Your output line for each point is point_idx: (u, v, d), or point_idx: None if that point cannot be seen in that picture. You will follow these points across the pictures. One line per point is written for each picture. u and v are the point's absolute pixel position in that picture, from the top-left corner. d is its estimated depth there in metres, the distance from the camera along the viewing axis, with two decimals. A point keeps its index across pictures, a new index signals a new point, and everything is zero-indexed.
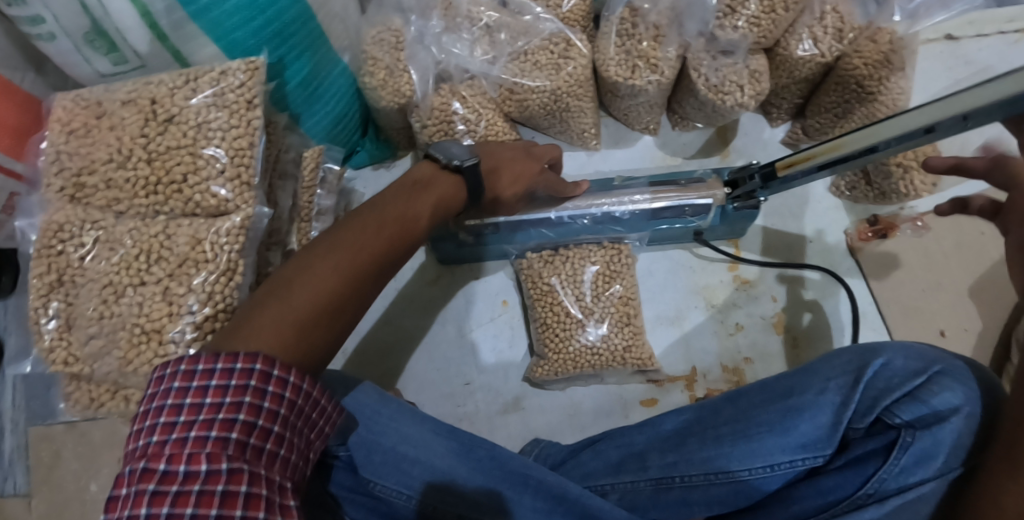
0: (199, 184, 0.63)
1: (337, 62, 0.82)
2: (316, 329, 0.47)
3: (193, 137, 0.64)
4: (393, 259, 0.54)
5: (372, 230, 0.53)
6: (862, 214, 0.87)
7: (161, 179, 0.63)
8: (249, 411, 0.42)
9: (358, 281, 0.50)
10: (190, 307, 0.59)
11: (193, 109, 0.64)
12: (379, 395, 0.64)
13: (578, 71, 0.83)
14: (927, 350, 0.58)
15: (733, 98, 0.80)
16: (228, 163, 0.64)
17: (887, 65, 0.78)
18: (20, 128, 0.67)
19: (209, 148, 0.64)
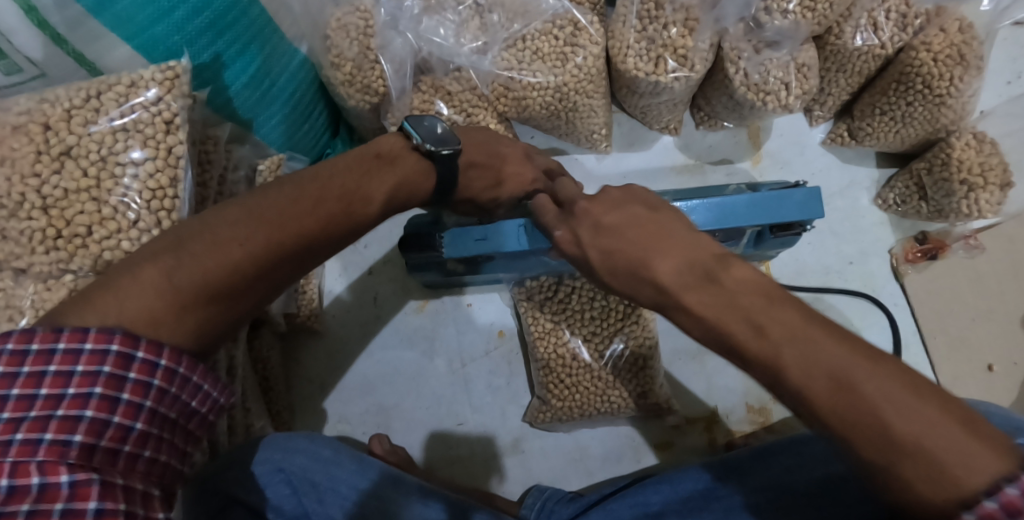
0: (110, 236, 0.50)
1: (294, 53, 0.67)
2: (208, 308, 0.37)
3: (96, 176, 0.50)
4: (327, 238, 0.44)
5: (307, 201, 0.43)
6: (909, 230, 0.77)
7: (61, 228, 0.50)
8: (99, 406, 0.33)
9: (278, 259, 0.40)
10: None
11: (94, 137, 0.50)
12: (356, 463, 0.56)
13: (589, 63, 0.68)
14: None
15: (776, 98, 0.66)
16: (143, 206, 0.50)
17: (961, 62, 0.65)
18: None
19: (124, 194, 0.50)
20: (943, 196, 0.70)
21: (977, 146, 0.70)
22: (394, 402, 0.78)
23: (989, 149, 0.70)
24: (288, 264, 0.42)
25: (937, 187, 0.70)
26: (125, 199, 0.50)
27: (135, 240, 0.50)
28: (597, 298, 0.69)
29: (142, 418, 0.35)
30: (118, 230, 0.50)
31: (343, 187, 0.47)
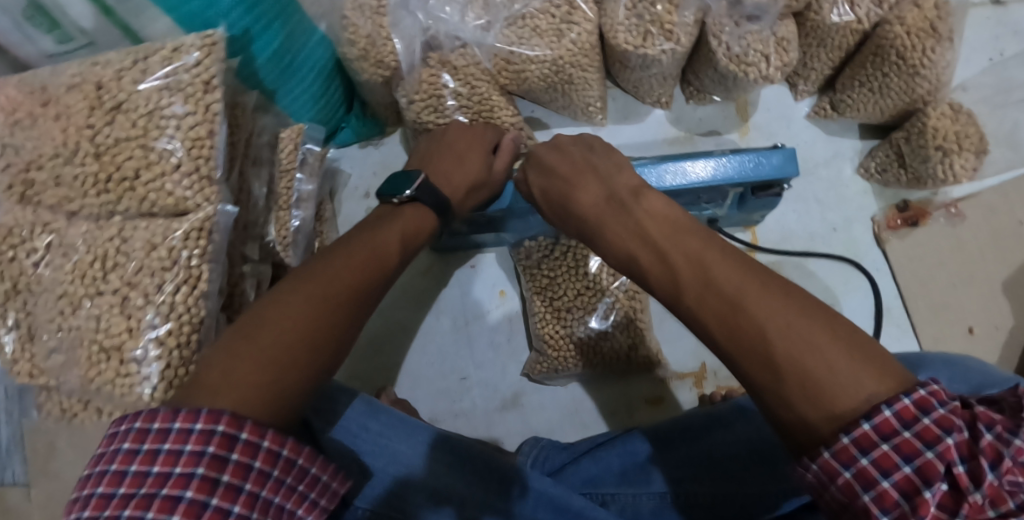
0: (151, 183, 0.57)
1: (313, 30, 0.74)
2: (296, 365, 0.44)
3: (143, 127, 0.57)
4: (370, 288, 0.53)
5: (348, 264, 0.52)
6: (891, 199, 0.81)
7: (111, 175, 0.57)
8: (199, 487, 0.36)
9: (336, 310, 0.48)
10: (151, 321, 0.54)
11: (142, 94, 0.57)
12: (367, 405, 0.64)
13: (583, 38, 0.74)
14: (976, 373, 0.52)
15: (757, 70, 0.71)
16: (180, 147, 0.57)
17: (933, 35, 0.69)
18: None
19: (165, 139, 0.57)
20: (916, 162, 0.75)
21: (952, 115, 0.73)
22: (400, 360, 0.83)
23: (965, 118, 0.73)
24: (347, 314, 0.49)
25: (912, 155, 0.75)
26: (168, 146, 0.57)
27: (179, 181, 0.56)
28: (587, 256, 0.76)
29: (241, 500, 0.37)
30: (163, 170, 0.56)
31: (365, 244, 0.56)
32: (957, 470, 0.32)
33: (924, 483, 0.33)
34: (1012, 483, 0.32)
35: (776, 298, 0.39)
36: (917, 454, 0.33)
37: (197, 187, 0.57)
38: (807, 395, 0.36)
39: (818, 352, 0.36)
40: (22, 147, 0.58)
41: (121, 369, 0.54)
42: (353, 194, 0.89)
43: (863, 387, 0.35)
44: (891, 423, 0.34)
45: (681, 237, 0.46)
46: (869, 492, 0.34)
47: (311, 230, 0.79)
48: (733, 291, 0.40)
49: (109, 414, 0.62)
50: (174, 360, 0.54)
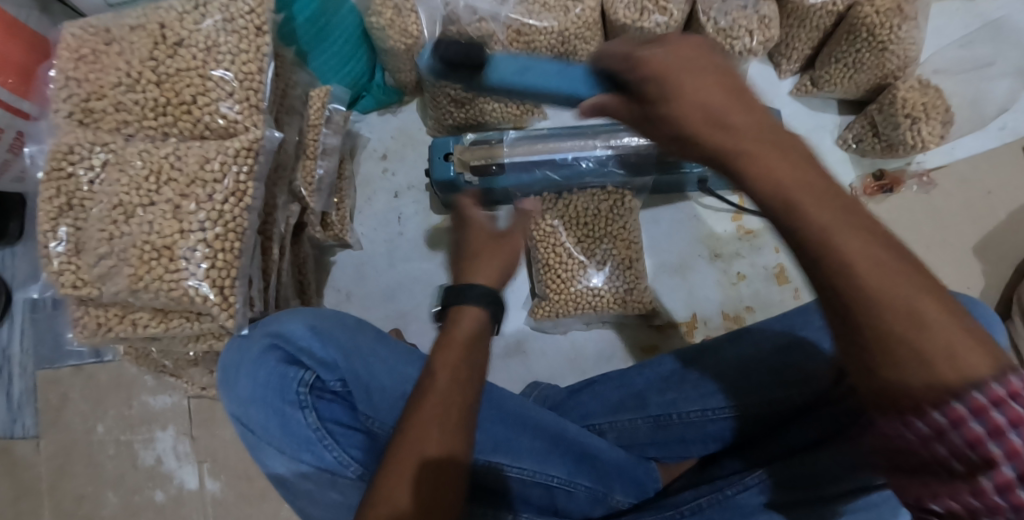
0: (203, 110, 0.64)
1: (345, 0, 0.82)
2: None
3: (202, 60, 0.64)
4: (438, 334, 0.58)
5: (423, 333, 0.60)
6: (869, 168, 0.88)
7: (167, 102, 0.64)
8: None
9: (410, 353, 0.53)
10: (201, 224, 0.61)
11: (202, 32, 0.64)
12: (377, 333, 0.67)
13: (587, 14, 0.82)
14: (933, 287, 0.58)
15: (742, 43, 0.79)
16: (235, 75, 0.64)
17: (899, 14, 0.78)
18: (26, 67, 0.78)
19: (217, 71, 0.64)
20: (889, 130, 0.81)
21: (920, 89, 0.81)
22: (411, 308, 0.91)
23: (933, 92, 0.81)
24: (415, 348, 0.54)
25: (887, 124, 0.81)
26: (220, 76, 0.64)
27: (226, 108, 0.64)
28: (590, 205, 0.83)
29: None
30: (215, 97, 0.64)
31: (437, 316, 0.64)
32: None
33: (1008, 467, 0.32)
34: None
35: (862, 238, 0.34)
36: (1006, 437, 0.32)
37: (245, 114, 0.64)
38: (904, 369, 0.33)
39: (925, 332, 0.32)
40: (86, 79, 0.65)
41: (169, 266, 0.60)
42: (372, 156, 0.96)
43: (962, 369, 0.32)
44: (980, 432, 0.32)
45: (730, 110, 0.39)
46: (970, 493, 0.33)
47: (330, 183, 0.85)
48: (799, 228, 0.35)
49: (144, 326, 0.67)
50: (216, 261, 0.61)
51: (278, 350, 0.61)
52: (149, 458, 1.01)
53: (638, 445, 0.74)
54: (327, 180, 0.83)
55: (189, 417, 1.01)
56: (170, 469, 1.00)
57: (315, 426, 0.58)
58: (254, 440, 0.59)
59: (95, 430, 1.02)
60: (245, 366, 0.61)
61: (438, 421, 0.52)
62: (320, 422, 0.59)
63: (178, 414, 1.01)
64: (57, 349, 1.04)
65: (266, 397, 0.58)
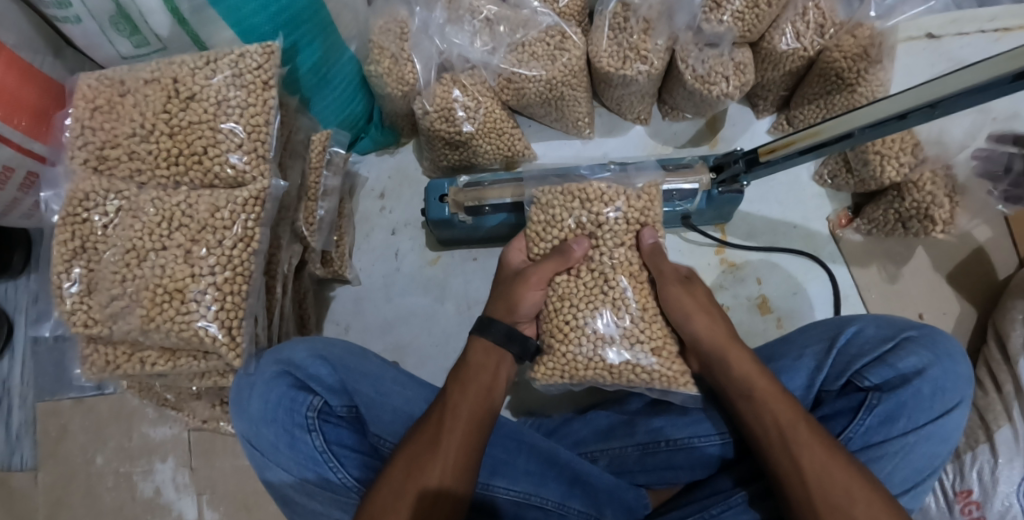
0: (213, 160, 0.68)
1: (345, 50, 0.87)
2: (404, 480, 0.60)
3: (212, 113, 0.68)
4: (455, 403, 0.65)
5: (450, 394, 0.66)
6: (845, 202, 0.92)
7: (178, 153, 0.68)
8: None
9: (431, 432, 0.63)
10: (211, 268, 0.64)
11: (213, 87, 0.69)
12: (380, 363, 0.73)
13: (573, 62, 0.87)
14: (894, 321, 0.69)
15: (719, 88, 0.84)
16: (246, 127, 0.68)
17: (866, 59, 0.82)
18: (39, 110, 0.84)
19: (227, 123, 0.68)
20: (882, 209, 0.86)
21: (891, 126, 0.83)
22: (408, 341, 0.94)
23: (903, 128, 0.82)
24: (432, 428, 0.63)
25: (880, 200, 0.86)
26: (229, 127, 0.68)
27: (235, 158, 0.68)
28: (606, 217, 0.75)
29: None
30: (226, 147, 0.68)
31: (462, 372, 0.69)
32: None
33: None
34: None
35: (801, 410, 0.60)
36: None
37: (252, 165, 0.68)
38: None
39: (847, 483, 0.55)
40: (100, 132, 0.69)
41: (180, 308, 0.64)
42: (370, 195, 1.01)
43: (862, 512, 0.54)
44: None
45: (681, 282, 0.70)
46: None
47: (332, 222, 0.89)
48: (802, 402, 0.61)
49: (151, 364, 0.71)
50: (225, 303, 0.64)
51: (288, 376, 0.67)
52: (149, 488, 1.03)
53: (630, 472, 0.77)
54: (327, 219, 0.87)
55: (189, 448, 1.03)
56: (170, 500, 1.02)
57: (319, 446, 0.65)
58: (262, 458, 0.66)
59: (94, 462, 1.04)
60: (257, 388, 0.66)
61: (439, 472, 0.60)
62: (325, 444, 0.65)
63: (178, 445, 1.04)
64: (58, 381, 1.07)
65: (276, 417, 0.65)
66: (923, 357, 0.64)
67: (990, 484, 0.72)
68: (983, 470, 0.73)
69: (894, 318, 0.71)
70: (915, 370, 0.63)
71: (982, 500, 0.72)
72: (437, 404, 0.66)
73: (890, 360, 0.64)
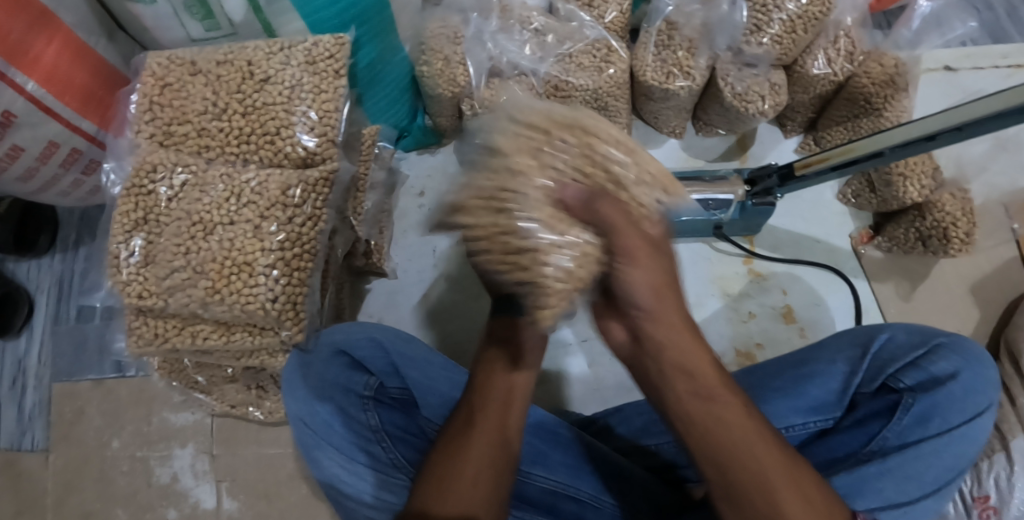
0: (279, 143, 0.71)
1: (399, 49, 0.91)
2: (449, 471, 0.59)
3: (286, 97, 0.72)
4: (481, 391, 0.66)
5: (476, 384, 0.67)
6: (866, 221, 0.97)
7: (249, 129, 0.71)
8: None
9: (465, 424, 0.63)
10: (280, 242, 0.68)
11: (287, 72, 0.72)
12: (428, 348, 0.76)
13: (618, 74, 0.91)
14: (923, 329, 0.73)
15: (755, 106, 0.89)
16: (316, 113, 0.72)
17: (893, 85, 0.88)
18: (88, 89, 0.85)
19: (306, 111, 0.71)
20: (903, 228, 0.91)
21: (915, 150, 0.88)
22: (442, 335, 0.96)
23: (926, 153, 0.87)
24: (465, 420, 0.64)
25: (902, 219, 0.91)
26: (306, 117, 0.71)
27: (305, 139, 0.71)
28: None
29: None
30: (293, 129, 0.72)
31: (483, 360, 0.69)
32: None
33: None
34: None
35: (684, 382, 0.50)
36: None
37: (319, 151, 0.72)
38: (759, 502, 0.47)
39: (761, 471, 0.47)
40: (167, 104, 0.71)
41: (248, 281, 0.67)
42: (409, 193, 1.03)
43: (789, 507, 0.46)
44: None
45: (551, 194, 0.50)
46: None
47: (374, 215, 0.92)
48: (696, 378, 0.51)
49: (203, 337, 0.73)
50: (290, 279, 0.68)
51: (344, 356, 0.70)
52: (165, 475, 1.02)
53: (662, 469, 0.80)
54: (371, 211, 0.90)
55: (210, 435, 1.03)
56: (186, 488, 1.01)
57: (373, 425, 0.67)
58: (312, 438, 0.65)
59: (110, 445, 1.03)
60: (315, 364, 0.69)
61: (482, 458, 0.61)
62: (379, 425, 0.67)
63: (198, 432, 1.03)
64: (76, 363, 1.06)
65: (334, 394, 0.67)
66: (954, 361, 0.68)
67: (1007, 490, 0.75)
68: (1000, 476, 0.76)
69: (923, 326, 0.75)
70: (948, 373, 0.67)
71: (1000, 506, 0.76)
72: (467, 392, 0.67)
73: (923, 363, 0.68)
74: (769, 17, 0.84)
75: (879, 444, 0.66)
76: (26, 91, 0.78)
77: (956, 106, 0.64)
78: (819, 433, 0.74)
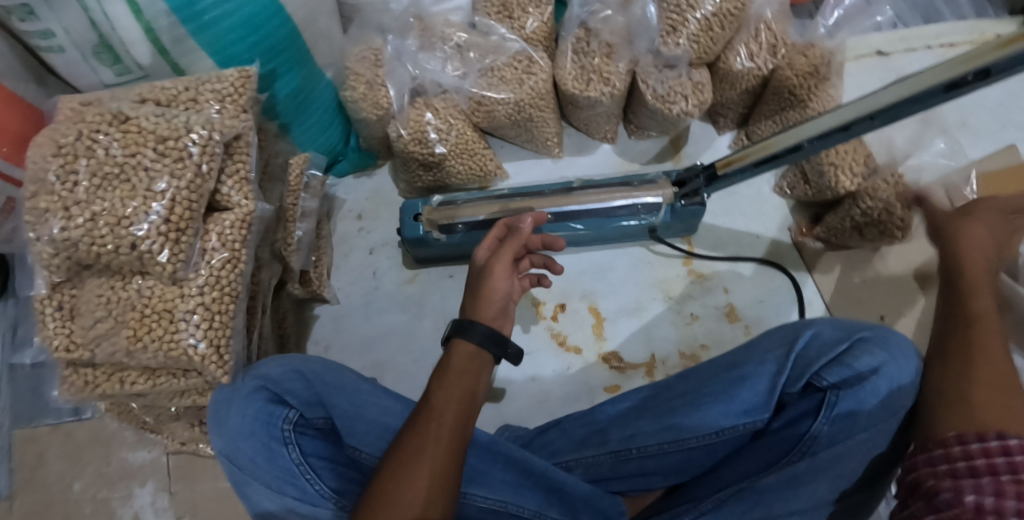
0: (126, 226, 0.65)
1: (322, 77, 0.91)
2: (394, 491, 0.62)
3: (177, 130, 0.69)
4: (441, 415, 0.68)
5: (440, 406, 0.68)
6: (804, 212, 0.96)
7: (110, 198, 0.66)
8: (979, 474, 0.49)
9: (416, 446, 0.65)
10: (198, 287, 0.68)
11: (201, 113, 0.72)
12: (356, 377, 0.76)
13: (540, 85, 0.91)
14: (853, 324, 0.72)
15: (679, 107, 0.88)
16: (206, 134, 0.69)
17: (816, 75, 0.87)
18: (20, 135, 0.80)
19: (195, 134, 0.69)
20: (838, 218, 0.89)
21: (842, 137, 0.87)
22: (386, 358, 0.95)
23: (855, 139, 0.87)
24: (417, 440, 0.65)
25: (839, 209, 0.90)
26: (199, 137, 0.69)
27: (160, 188, 0.67)
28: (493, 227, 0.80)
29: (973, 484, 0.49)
30: (151, 179, 0.67)
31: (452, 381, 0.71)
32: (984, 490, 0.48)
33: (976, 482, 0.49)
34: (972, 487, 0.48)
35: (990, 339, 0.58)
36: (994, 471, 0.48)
37: (175, 217, 0.67)
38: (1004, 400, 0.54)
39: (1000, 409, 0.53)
40: (50, 167, 0.67)
41: (169, 327, 0.67)
42: (348, 216, 1.03)
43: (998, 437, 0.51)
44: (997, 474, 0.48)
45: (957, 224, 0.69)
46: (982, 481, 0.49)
47: (311, 243, 0.92)
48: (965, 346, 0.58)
49: (131, 383, 0.73)
50: (212, 322, 0.68)
51: (265, 391, 0.70)
52: (127, 515, 1.01)
53: (605, 480, 0.79)
54: (305, 240, 0.90)
55: (168, 472, 1.03)
56: None
57: (298, 459, 0.67)
58: (240, 475, 0.66)
59: (72, 489, 1.03)
60: (236, 402, 0.68)
61: (428, 479, 0.62)
62: (301, 456, 0.67)
63: (157, 470, 1.03)
64: (35, 407, 1.06)
65: (254, 431, 0.66)
66: (878, 355, 0.66)
67: None
68: None
69: (852, 321, 0.74)
70: (872, 369, 0.65)
71: None
72: (419, 414, 0.69)
73: (846, 360, 0.67)
74: (684, 17, 0.83)
75: (808, 445, 0.65)
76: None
77: (864, 96, 0.64)
78: (755, 434, 0.73)
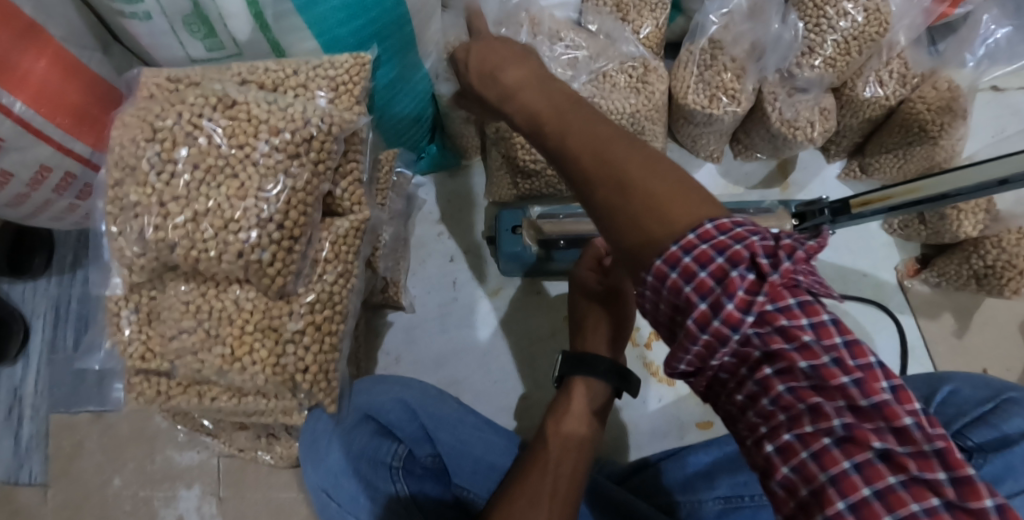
0: (234, 230, 0.57)
1: (421, 68, 0.83)
2: None
3: (287, 119, 0.60)
4: (559, 462, 0.62)
5: (565, 455, 0.64)
6: (912, 252, 0.92)
7: (215, 199, 0.58)
8: (830, 414, 0.37)
9: (532, 497, 0.58)
10: (302, 293, 0.62)
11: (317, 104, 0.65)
12: (456, 405, 0.70)
13: (656, 96, 0.84)
14: (995, 381, 0.67)
15: (804, 133, 0.82)
16: (325, 128, 0.61)
17: (950, 112, 0.81)
18: (79, 109, 0.71)
19: (313, 126, 0.60)
20: (956, 263, 0.85)
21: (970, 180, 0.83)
22: (464, 375, 0.90)
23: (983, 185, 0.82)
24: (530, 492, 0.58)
25: (955, 253, 0.85)
26: (316, 132, 0.60)
27: (271, 190, 0.58)
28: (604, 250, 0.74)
29: (842, 430, 0.36)
30: (261, 177, 0.58)
31: (574, 422, 0.68)
32: (862, 464, 0.36)
33: (847, 456, 0.36)
34: (868, 426, 0.36)
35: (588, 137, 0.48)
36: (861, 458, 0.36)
37: (289, 222, 0.59)
38: (648, 211, 0.43)
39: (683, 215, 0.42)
40: (143, 154, 0.59)
41: (274, 348, 0.60)
42: (427, 219, 0.96)
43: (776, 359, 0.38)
44: (864, 438, 0.36)
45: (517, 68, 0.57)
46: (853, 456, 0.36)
47: (394, 245, 0.86)
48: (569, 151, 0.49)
49: (209, 398, 0.65)
50: (322, 343, 0.63)
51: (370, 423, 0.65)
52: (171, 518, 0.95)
53: None
54: (389, 243, 0.83)
55: (218, 477, 0.96)
56: None
57: (402, 494, 0.60)
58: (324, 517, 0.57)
59: (112, 483, 0.96)
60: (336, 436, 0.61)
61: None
62: (409, 496, 0.61)
63: (206, 472, 0.96)
64: (75, 394, 0.98)
65: (359, 467, 0.59)
66: None
67: None
68: None
69: (990, 378, 0.69)
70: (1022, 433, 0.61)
71: None
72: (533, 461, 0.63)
73: (993, 419, 0.63)
74: (823, 38, 0.78)
75: None
76: (13, 113, 0.64)
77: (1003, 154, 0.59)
78: None
